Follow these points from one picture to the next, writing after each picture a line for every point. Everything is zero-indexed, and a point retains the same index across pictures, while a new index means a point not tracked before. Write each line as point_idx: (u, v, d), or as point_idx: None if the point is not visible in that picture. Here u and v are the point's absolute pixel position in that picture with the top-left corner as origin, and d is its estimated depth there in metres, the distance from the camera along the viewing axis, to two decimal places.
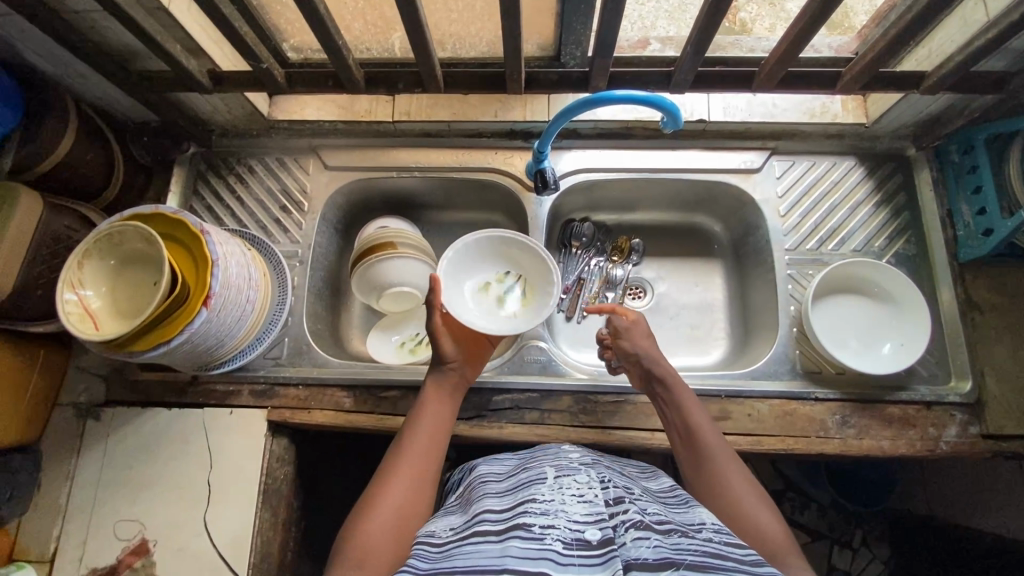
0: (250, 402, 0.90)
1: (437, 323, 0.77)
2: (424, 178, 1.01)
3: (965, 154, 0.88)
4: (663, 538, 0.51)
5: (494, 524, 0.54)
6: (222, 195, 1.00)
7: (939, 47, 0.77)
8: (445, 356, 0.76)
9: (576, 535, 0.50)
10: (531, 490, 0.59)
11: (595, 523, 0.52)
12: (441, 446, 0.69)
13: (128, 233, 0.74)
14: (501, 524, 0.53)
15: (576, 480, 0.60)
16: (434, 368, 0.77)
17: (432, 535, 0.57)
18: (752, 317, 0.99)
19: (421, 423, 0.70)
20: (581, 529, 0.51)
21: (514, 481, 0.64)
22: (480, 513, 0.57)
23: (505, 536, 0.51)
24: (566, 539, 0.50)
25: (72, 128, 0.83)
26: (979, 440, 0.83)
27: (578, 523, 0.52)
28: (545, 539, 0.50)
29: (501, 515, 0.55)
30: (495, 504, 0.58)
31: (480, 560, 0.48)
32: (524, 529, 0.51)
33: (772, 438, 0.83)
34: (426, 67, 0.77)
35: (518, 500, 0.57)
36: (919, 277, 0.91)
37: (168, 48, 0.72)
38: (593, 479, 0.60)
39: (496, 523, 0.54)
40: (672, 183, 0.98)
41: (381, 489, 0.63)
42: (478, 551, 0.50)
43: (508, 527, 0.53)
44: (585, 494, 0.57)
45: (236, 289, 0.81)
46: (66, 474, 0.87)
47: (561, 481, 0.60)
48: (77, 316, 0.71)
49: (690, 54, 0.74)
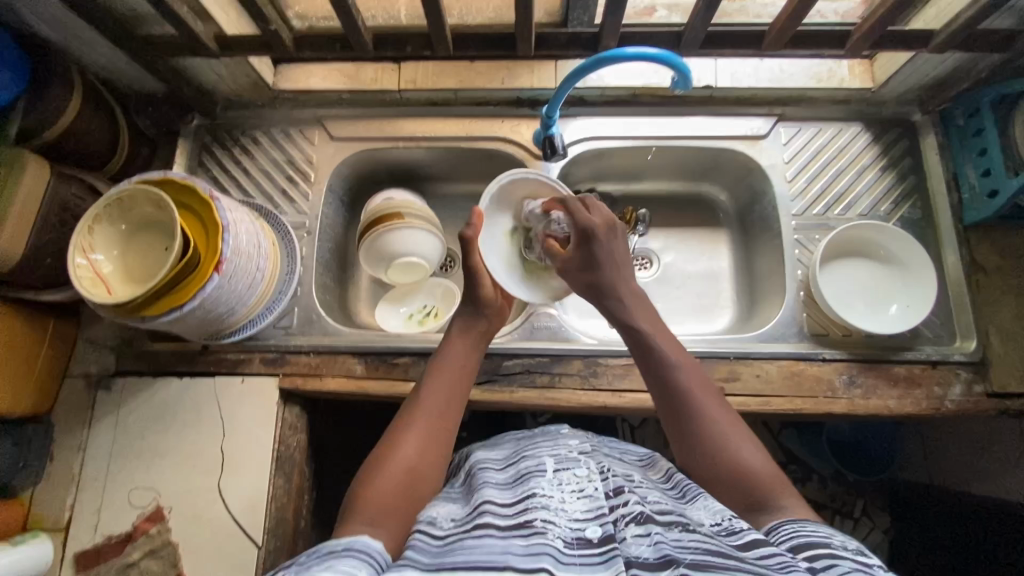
0: (261, 370, 0.90)
1: (475, 261, 0.80)
2: (431, 148, 1.00)
3: (971, 118, 0.89)
4: (664, 533, 0.50)
5: (495, 517, 0.53)
6: (227, 167, 1.00)
7: (947, 6, 0.77)
8: (476, 305, 0.79)
9: (576, 533, 0.51)
10: (531, 483, 0.59)
11: (596, 520, 0.52)
12: (464, 394, 0.71)
13: (139, 198, 0.73)
14: (503, 517, 0.53)
15: (575, 473, 0.60)
16: (462, 314, 0.79)
17: (433, 522, 0.55)
18: (758, 283, 1.00)
19: (448, 369, 0.72)
20: (582, 527, 0.52)
21: (511, 471, 0.64)
22: (481, 503, 0.56)
23: (509, 533, 0.50)
24: (566, 538, 0.50)
25: (77, 95, 0.82)
26: (984, 398, 0.84)
27: (578, 522, 0.52)
28: (546, 535, 0.50)
29: (503, 507, 0.54)
30: (496, 495, 0.57)
31: (481, 555, 0.47)
32: (526, 525, 0.51)
33: (780, 398, 0.84)
34: (435, 29, 0.77)
35: (519, 494, 0.57)
36: (924, 240, 0.92)
37: (175, 9, 0.71)
38: (592, 471, 0.60)
39: (497, 515, 0.53)
40: (680, 150, 0.99)
41: (403, 432, 0.64)
42: (479, 545, 0.49)
43: (515, 524, 0.52)
44: (584, 488, 0.57)
45: (247, 257, 0.81)
46: (79, 444, 0.88)
47: (561, 474, 0.60)
48: (89, 280, 0.71)
49: (702, 9, 0.73)
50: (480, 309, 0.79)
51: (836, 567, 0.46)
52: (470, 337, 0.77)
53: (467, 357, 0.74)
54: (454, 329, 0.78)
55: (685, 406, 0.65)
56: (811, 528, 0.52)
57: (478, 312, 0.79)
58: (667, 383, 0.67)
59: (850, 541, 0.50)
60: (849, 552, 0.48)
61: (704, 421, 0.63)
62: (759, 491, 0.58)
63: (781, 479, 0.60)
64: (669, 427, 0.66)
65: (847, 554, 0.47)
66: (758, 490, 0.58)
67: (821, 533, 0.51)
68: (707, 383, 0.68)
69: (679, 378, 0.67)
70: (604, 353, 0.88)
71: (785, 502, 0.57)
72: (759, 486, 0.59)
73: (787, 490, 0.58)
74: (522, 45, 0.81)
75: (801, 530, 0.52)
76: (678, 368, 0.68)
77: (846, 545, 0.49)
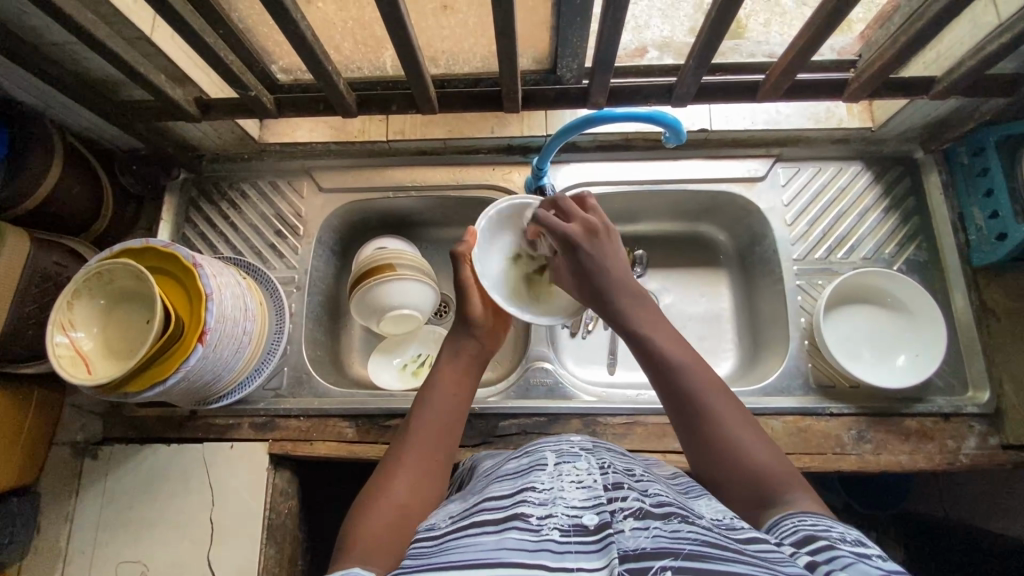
0: (250, 435, 0.88)
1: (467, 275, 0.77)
2: (421, 197, 0.98)
3: (975, 157, 0.85)
4: (663, 526, 0.44)
5: (492, 512, 0.48)
6: (215, 221, 0.98)
7: (948, 49, 0.76)
8: (472, 317, 0.74)
9: (573, 521, 0.45)
10: (531, 476, 0.54)
11: (593, 508, 0.47)
12: (459, 423, 0.65)
13: (118, 271, 0.71)
14: (500, 512, 0.48)
15: (576, 466, 0.54)
16: (460, 329, 0.74)
17: (432, 527, 0.50)
18: (761, 327, 0.97)
19: (438, 400, 0.66)
20: (578, 515, 0.46)
21: (514, 465, 0.59)
22: (481, 500, 0.52)
23: (502, 527, 0.45)
24: (563, 526, 0.45)
25: (58, 161, 0.80)
26: (999, 451, 0.81)
27: (576, 509, 0.47)
28: (542, 531, 0.44)
29: (501, 502, 0.49)
30: (496, 490, 0.53)
31: (473, 554, 0.43)
32: (521, 520, 0.46)
33: (787, 457, 0.81)
34: (421, 89, 0.76)
35: (517, 486, 0.52)
36: (931, 283, 0.89)
37: (154, 80, 0.71)
38: (593, 464, 0.54)
39: (494, 511, 0.48)
40: (675, 194, 0.96)
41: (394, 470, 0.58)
42: (473, 545, 0.44)
43: (506, 517, 0.47)
44: (585, 479, 0.52)
45: (231, 322, 0.79)
46: (66, 516, 0.85)
47: (563, 465, 0.55)
48: (68, 359, 0.69)
49: (693, 67, 0.71)
50: (470, 329, 0.74)
51: (836, 559, 0.40)
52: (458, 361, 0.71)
53: (462, 385, 0.69)
54: (445, 354, 0.72)
55: (693, 402, 0.59)
56: (811, 521, 0.46)
57: (468, 333, 0.74)
58: (672, 384, 0.61)
59: (849, 531, 0.45)
60: (848, 545, 0.42)
61: (711, 416, 0.58)
62: (770, 489, 0.52)
63: (794, 476, 0.53)
64: (680, 430, 0.60)
65: (847, 545, 0.42)
66: (771, 488, 0.52)
67: (819, 525, 0.45)
68: (709, 371, 0.62)
69: (682, 377, 0.60)
70: (604, 411, 0.85)
71: (796, 496, 0.51)
72: (770, 482, 0.53)
73: (803, 489, 0.52)
74: (508, 103, 0.80)
75: (801, 523, 0.46)
76: (679, 360, 0.62)
77: (845, 538, 0.44)
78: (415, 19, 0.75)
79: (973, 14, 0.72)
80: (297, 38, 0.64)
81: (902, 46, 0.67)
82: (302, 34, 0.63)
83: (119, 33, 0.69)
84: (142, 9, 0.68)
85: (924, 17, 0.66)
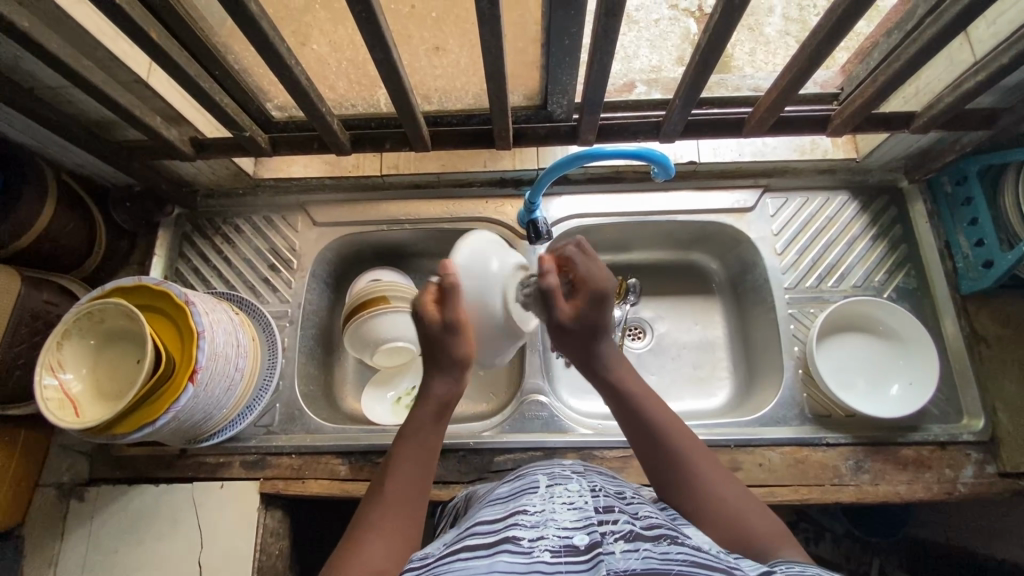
0: (241, 473, 0.86)
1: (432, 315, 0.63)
2: (415, 230, 0.99)
3: (958, 186, 0.87)
4: (653, 548, 0.43)
5: (483, 537, 0.46)
6: (208, 255, 0.98)
7: (927, 85, 0.79)
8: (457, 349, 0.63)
9: (564, 542, 0.44)
10: (522, 499, 0.52)
11: (584, 528, 0.46)
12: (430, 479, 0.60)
13: (109, 311, 0.71)
14: (490, 536, 0.46)
15: (567, 487, 0.53)
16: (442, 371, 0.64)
17: (425, 556, 0.48)
18: (754, 355, 0.97)
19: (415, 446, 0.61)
20: (570, 535, 0.45)
21: (507, 489, 0.57)
22: (472, 525, 0.50)
23: (493, 550, 0.44)
24: (554, 547, 0.43)
25: (52, 199, 0.80)
26: (995, 479, 0.81)
27: (567, 530, 0.46)
28: (533, 552, 0.43)
29: (492, 526, 0.48)
30: (487, 514, 0.51)
31: None
32: (513, 543, 0.44)
33: (786, 488, 0.81)
34: (414, 130, 0.78)
35: (508, 510, 0.50)
36: (921, 312, 0.90)
37: (149, 122, 0.72)
38: (584, 487, 0.53)
39: (484, 535, 0.46)
40: (667, 225, 0.97)
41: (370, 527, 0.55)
42: (464, 569, 0.42)
43: (496, 540, 0.45)
44: (576, 501, 0.51)
45: (224, 359, 0.77)
46: (50, 560, 0.83)
47: (555, 488, 0.54)
48: (57, 403, 0.68)
49: (679, 106, 0.73)
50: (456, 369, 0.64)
51: None
52: (438, 407, 0.63)
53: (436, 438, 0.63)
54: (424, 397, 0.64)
55: (672, 454, 0.60)
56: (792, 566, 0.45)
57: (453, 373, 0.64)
58: (661, 447, 0.61)
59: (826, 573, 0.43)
60: None
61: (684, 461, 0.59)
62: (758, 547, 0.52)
63: (783, 534, 0.53)
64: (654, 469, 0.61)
65: None
66: (759, 548, 0.52)
67: (795, 568, 0.44)
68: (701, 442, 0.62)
69: (674, 442, 0.61)
70: (600, 445, 0.85)
71: (788, 554, 0.50)
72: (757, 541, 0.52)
73: (792, 546, 0.52)
74: (500, 142, 0.82)
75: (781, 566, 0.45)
76: (664, 423, 0.62)
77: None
78: (408, 61, 0.76)
79: (948, 52, 0.75)
80: (292, 84, 0.66)
81: (881, 83, 0.69)
82: (297, 80, 0.65)
83: (114, 78, 0.71)
84: (138, 54, 0.69)
85: (900, 59, 0.68)
